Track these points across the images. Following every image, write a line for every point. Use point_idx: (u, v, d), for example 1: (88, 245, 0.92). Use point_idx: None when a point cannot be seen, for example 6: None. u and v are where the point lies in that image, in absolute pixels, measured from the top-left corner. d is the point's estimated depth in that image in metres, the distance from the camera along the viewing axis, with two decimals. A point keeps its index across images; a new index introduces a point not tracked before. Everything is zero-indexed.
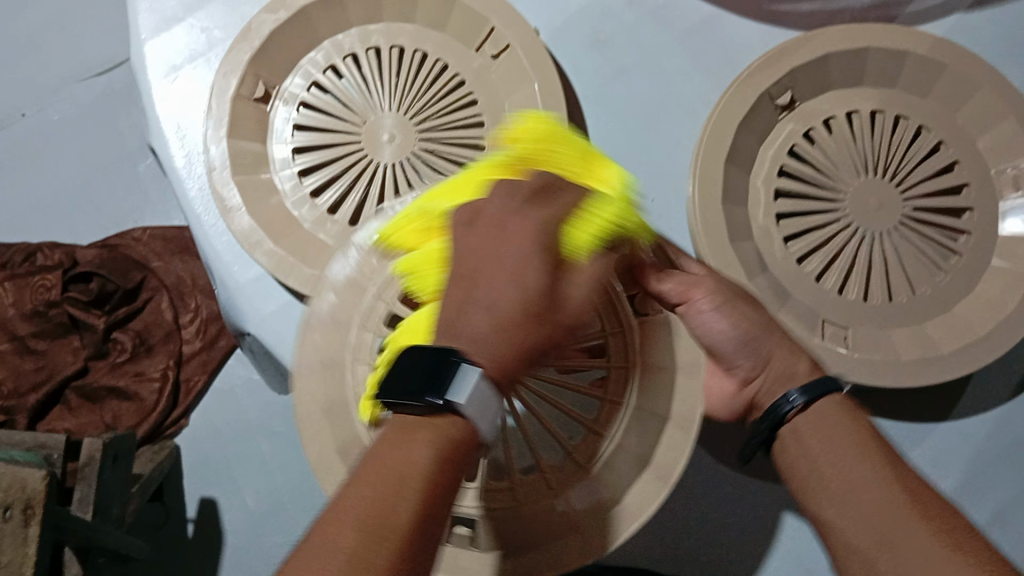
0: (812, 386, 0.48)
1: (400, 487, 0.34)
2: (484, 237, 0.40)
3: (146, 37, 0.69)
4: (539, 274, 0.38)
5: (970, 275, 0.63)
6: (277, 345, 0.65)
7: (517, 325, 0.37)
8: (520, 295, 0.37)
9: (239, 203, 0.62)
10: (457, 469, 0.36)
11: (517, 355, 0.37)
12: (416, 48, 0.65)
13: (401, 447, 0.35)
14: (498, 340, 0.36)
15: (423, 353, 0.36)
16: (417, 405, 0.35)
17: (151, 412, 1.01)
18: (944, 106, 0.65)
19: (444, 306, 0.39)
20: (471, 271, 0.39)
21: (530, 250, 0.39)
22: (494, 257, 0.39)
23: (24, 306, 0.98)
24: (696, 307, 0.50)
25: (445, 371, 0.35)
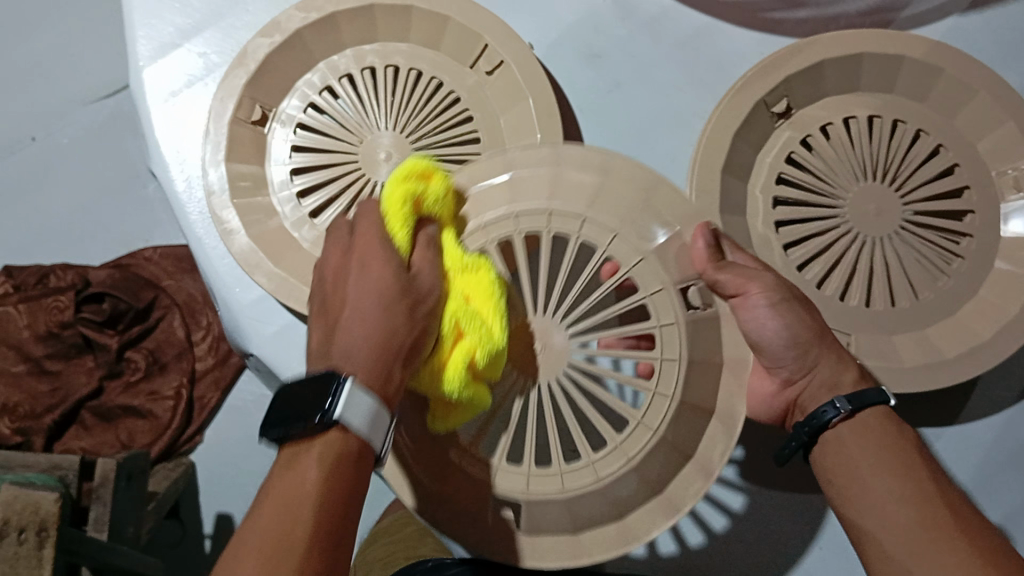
0: (852, 396, 0.51)
1: (294, 508, 0.41)
2: (356, 268, 0.48)
3: (144, 64, 0.69)
4: (395, 286, 0.47)
5: (974, 278, 0.63)
6: (280, 365, 0.66)
7: (387, 326, 0.46)
8: (382, 302, 0.46)
9: (239, 225, 0.63)
10: (347, 477, 0.42)
11: (389, 348, 0.46)
12: (411, 66, 0.65)
13: (293, 472, 0.42)
14: (375, 343, 0.45)
15: (303, 391, 0.43)
16: (308, 426, 0.42)
17: (166, 429, 1.02)
18: (941, 110, 0.65)
19: (339, 325, 0.47)
20: (342, 309, 0.48)
21: (382, 271, 0.47)
22: (357, 287, 0.47)
23: (39, 327, 0.99)
24: (752, 302, 0.52)
25: (324, 395, 0.43)
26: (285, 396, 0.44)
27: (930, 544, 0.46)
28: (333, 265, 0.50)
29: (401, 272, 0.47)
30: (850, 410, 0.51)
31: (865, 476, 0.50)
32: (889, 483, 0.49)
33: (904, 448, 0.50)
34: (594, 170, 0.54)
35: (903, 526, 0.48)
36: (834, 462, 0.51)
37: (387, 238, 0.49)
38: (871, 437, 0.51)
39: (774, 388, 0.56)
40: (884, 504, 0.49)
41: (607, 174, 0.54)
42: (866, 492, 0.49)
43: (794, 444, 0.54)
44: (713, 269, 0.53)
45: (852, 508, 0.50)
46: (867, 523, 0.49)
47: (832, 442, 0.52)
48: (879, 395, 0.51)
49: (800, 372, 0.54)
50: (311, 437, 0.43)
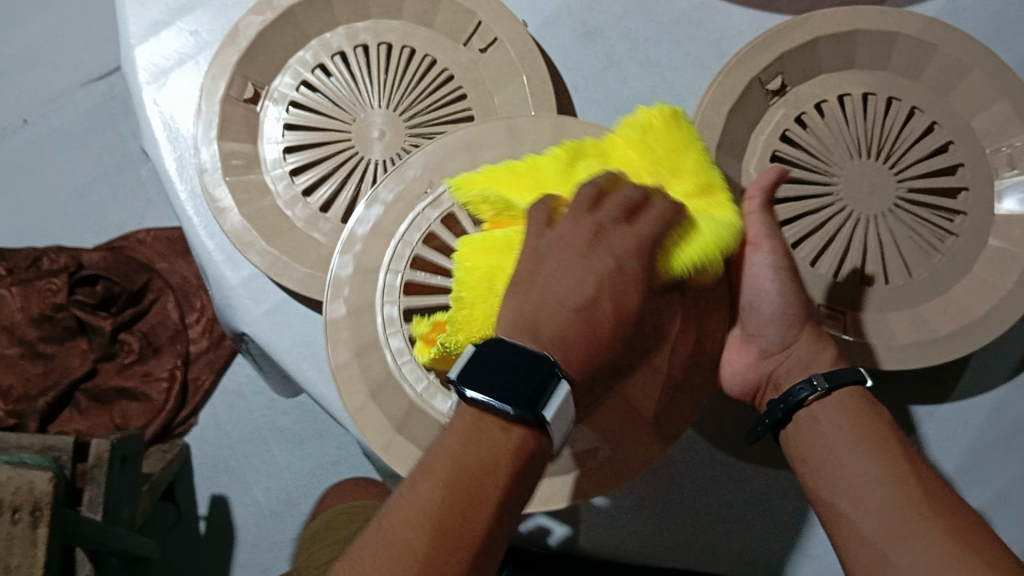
0: (829, 374, 0.52)
1: (484, 487, 0.40)
2: (569, 249, 0.45)
3: (135, 43, 0.69)
4: (633, 286, 0.44)
5: (968, 256, 0.63)
6: (274, 345, 0.65)
7: (596, 334, 0.43)
8: (613, 305, 0.44)
9: (231, 203, 0.63)
10: (531, 467, 0.42)
11: (595, 347, 0.43)
12: (404, 44, 0.65)
13: (484, 441, 0.41)
14: (581, 336, 0.43)
15: (505, 368, 0.41)
16: (505, 412, 0.41)
17: (160, 411, 1.03)
18: (935, 87, 0.65)
19: (527, 303, 0.44)
20: (533, 287, 0.44)
21: (625, 257, 0.44)
22: (569, 275, 0.44)
23: (32, 309, 0.98)
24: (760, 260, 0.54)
25: (543, 385, 0.41)
26: (482, 359, 0.42)
27: (905, 520, 0.46)
28: (545, 241, 0.46)
29: (643, 273, 0.45)
30: (828, 388, 0.52)
31: (839, 454, 0.50)
32: (862, 461, 0.49)
33: (879, 427, 0.50)
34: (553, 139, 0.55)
35: (876, 504, 0.47)
36: (810, 441, 0.52)
37: (603, 234, 0.45)
38: (844, 414, 0.51)
39: (752, 359, 0.56)
40: (858, 481, 0.48)
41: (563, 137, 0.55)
42: (841, 472, 0.49)
43: (766, 423, 0.54)
44: (762, 214, 0.54)
45: (823, 486, 0.50)
46: (838, 501, 0.49)
47: (807, 420, 0.52)
48: (855, 374, 0.52)
49: (779, 346, 0.55)
50: (507, 421, 0.42)
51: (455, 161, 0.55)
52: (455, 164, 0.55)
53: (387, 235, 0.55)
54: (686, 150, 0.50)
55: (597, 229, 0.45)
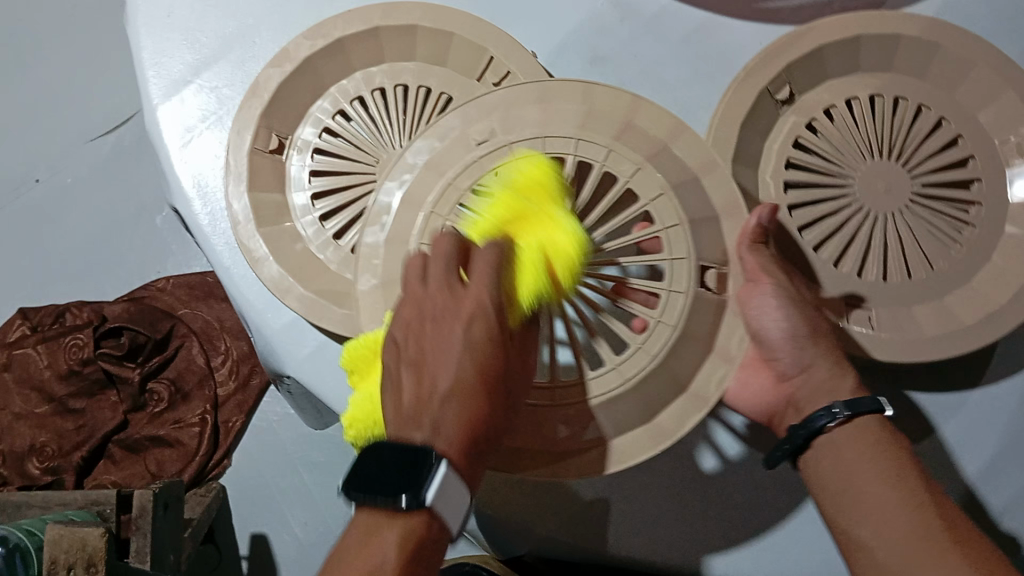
0: (850, 402, 0.55)
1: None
2: (443, 324, 0.47)
3: (158, 102, 0.71)
4: (490, 351, 0.46)
5: (985, 246, 0.64)
6: (316, 385, 0.67)
7: (476, 408, 0.45)
8: (476, 371, 0.46)
9: (266, 251, 0.64)
10: (425, 561, 0.43)
11: (478, 432, 0.45)
12: (420, 84, 0.67)
13: (369, 546, 0.42)
14: (464, 424, 0.45)
15: (387, 464, 0.43)
16: (395, 503, 0.42)
17: (194, 455, 1.04)
18: (941, 84, 0.67)
19: (410, 394, 0.46)
20: (422, 360, 0.47)
21: (473, 329, 0.46)
22: (442, 348, 0.46)
23: (59, 365, 1.00)
24: (764, 289, 0.56)
25: (420, 470, 0.42)
26: (367, 458, 0.44)
27: (918, 545, 0.49)
28: (432, 297, 0.48)
29: (495, 333, 0.46)
30: (848, 415, 0.54)
31: (859, 481, 0.52)
32: (881, 490, 0.51)
33: (898, 457, 0.53)
34: (623, 110, 0.55)
35: (890, 529, 0.50)
36: (828, 468, 0.55)
37: (456, 298, 0.47)
38: (865, 441, 0.54)
39: (772, 379, 0.61)
40: (875, 507, 0.51)
41: (632, 117, 0.55)
42: (858, 498, 0.52)
43: (784, 449, 0.57)
44: (751, 253, 0.56)
45: (841, 512, 0.53)
46: (859, 528, 0.52)
47: (828, 446, 0.55)
48: (875, 404, 0.55)
49: (796, 368, 0.59)
50: (394, 513, 0.43)
51: (565, 96, 0.55)
52: (521, 109, 0.55)
53: (417, 201, 0.54)
54: (532, 188, 0.50)
55: (455, 287, 0.47)
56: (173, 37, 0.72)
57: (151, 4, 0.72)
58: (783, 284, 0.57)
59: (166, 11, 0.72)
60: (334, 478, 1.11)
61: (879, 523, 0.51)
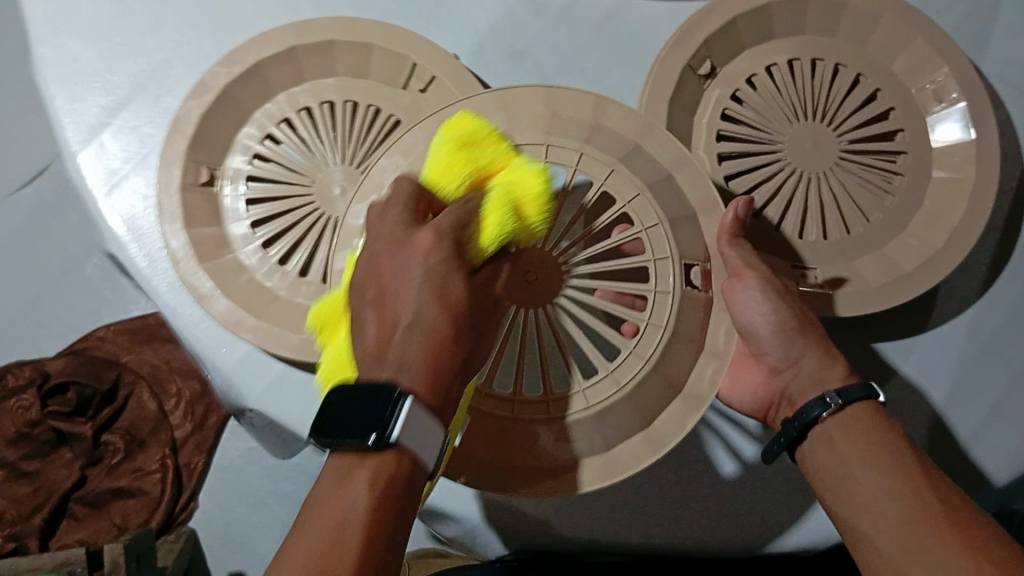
0: (840, 391, 0.55)
1: (345, 536, 0.40)
2: (388, 265, 0.45)
3: (77, 148, 0.69)
4: (451, 281, 0.45)
5: (916, 193, 0.66)
6: (280, 416, 0.66)
7: (436, 342, 0.43)
8: (438, 301, 0.44)
9: (212, 286, 0.63)
10: (396, 502, 0.41)
11: (443, 361, 0.43)
12: (346, 99, 0.66)
13: (339, 495, 0.41)
14: (432, 356, 0.43)
15: (357, 399, 0.41)
16: (362, 444, 0.41)
17: (158, 503, 1.02)
18: (852, 40, 0.68)
19: (371, 333, 0.44)
20: (383, 296, 0.45)
21: (430, 256, 0.45)
22: (401, 278, 0.45)
23: (8, 431, 0.98)
24: (744, 284, 0.57)
25: (387, 409, 0.40)
26: (336, 400, 0.42)
27: (922, 533, 0.48)
28: (384, 244, 0.47)
29: (450, 264, 0.45)
30: (841, 403, 0.54)
31: (855, 471, 0.52)
32: (878, 480, 0.51)
33: (892, 441, 0.53)
34: (597, 108, 0.55)
35: (891, 520, 0.50)
36: (825, 458, 0.54)
37: (404, 236, 0.46)
38: (860, 428, 0.54)
39: (762, 376, 0.61)
40: (877, 495, 0.51)
41: (555, 109, 0.55)
42: (857, 487, 0.52)
43: (782, 442, 0.57)
44: (730, 248, 0.57)
45: (841, 502, 0.53)
46: (859, 518, 0.52)
47: (823, 435, 0.55)
48: (866, 390, 0.55)
49: (785, 362, 0.59)
50: (364, 453, 0.41)
51: (523, 108, 0.55)
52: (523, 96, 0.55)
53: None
54: (485, 140, 0.51)
55: (403, 230, 0.46)
56: (85, 82, 0.70)
57: (58, 50, 0.70)
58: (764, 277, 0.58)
59: (74, 56, 0.70)
60: (306, 504, 1.10)
61: (880, 511, 0.51)
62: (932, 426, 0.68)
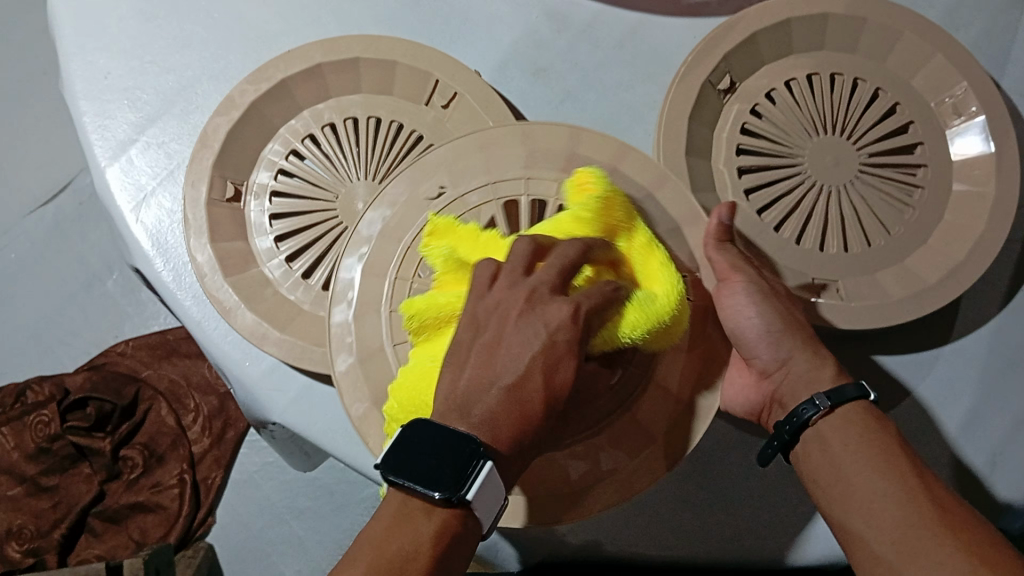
0: (831, 392, 0.55)
1: (406, 571, 0.41)
2: (508, 324, 0.47)
3: (106, 164, 0.70)
4: (564, 359, 0.45)
5: (936, 206, 0.67)
6: (303, 429, 0.67)
7: (524, 406, 0.44)
8: (546, 374, 0.45)
9: (236, 300, 0.63)
10: (454, 553, 0.43)
11: (528, 428, 0.44)
12: (370, 115, 0.67)
13: (403, 528, 0.43)
14: (518, 420, 0.44)
15: (433, 446, 0.43)
16: (429, 495, 0.42)
17: (177, 517, 1.03)
18: (872, 55, 0.69)
19: (467, 380, 0.46)
20: (496, 345, 0.46)
21: (558, 326, 0.46)
22: (518, 338, 0.46)
23: (27, 445, 0.99)
24: (732, 288, 0.57)
25: (466, 466, 0.42)
26: (407, 446, 0.43)
27: (913, 534, 0.48)
28: (486, 305, 0.48)
29: (574, 343, 0.46)
30: (831, 404, 0.55)
31: (848, 473, 0.52)
32: (871, 480, 0.51)
33: (884, 442, 0.53)
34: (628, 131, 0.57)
35: (883, 521, 0.50)
36: (819, 461, 0.54)
37: (534, 297, 0.47)
38: (853, 430, 0.54)
39: (753, 379, 0.61)
40: (870, 497, 0.51)
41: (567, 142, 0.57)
42: (850, 488, 0.52)
43: (777, 444, 0.58)
44: (718, 252, 0.57)
45: (834, 505, 0.53)
46: (852, 518, 0.52)
47: (816, 438, 0.55)
48: (858, 391, 0.55)
49: (775, 364, 0.58)
50: (431, 503, 0.43)
51: (501, 146, 0.57)
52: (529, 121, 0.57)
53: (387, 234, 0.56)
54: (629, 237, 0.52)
55: (532, 291, 0.47)
56: (113, 98, 0.71)
57: (87, 69, 0.72)
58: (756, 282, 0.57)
59: (103, 74, 0.72)
60: (323, 519, 1.11)
61: (872, 513, 0.50)
62: (951, 439, 0.68)
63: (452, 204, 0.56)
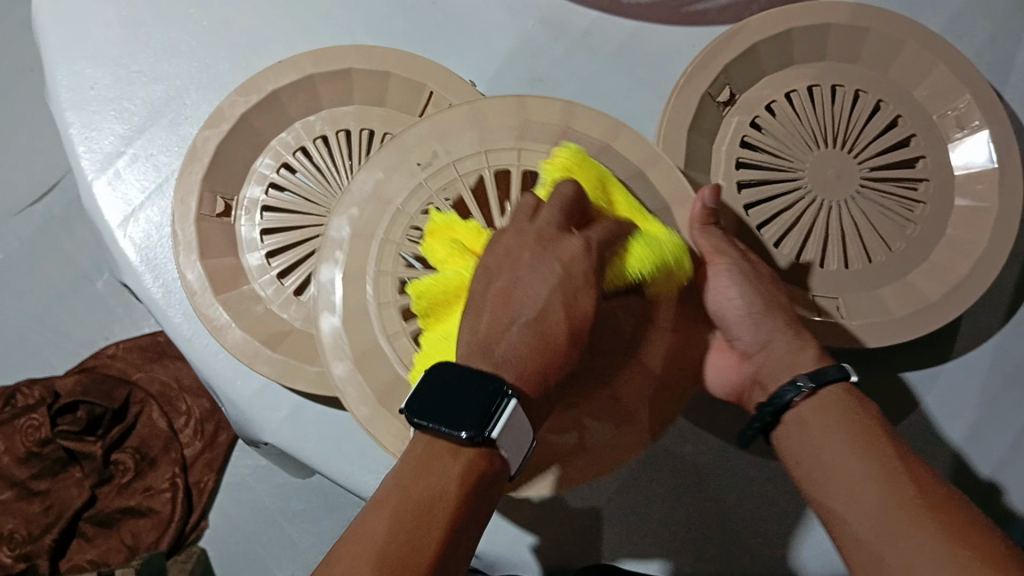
0: (813, 373, 0.53)
1: (430, 515, 0.39)
2: (520, 270, 0.47)
3: (92, 177, 0.69)
4: (585, 290, 0.46)
5: (938, 220, 0.66)
6: (297, 448, 0.66)
7: (542, 337, 0.45)
8: (566, 310, 0.45)
9: (228, 318, 0.62)
10: (479, 496, 0.41)
11: (553, 363, 0.45)
12: (363, 127, 0.66)
13: (424, 476, 0.40)
14: (538, 353, 0.44)
15: (457, 386, 0.41)
16: (454, 435, 0.41)
17: (168, 523, 1.00)
18: (875, 65, 0.68)
19: (487, 322, 0.45)
20: (511, 289, 0.46)
21: (572, 262, 0.46)
22: (531, 278, 0.46)
23: (19, 449, 0.96)
24: (715, 270, 0.55)
25: (493, 405, 0.41)
26: (431, 388, 0.42)
27: (898, 519, 0.46)
28: (494, 258, 0.48)
29: (590, 274, 0.47)
30: (812, 387, 0.52)
31: (829, 456, 0.50)
32: (851, 461, 0.49)
33: (868, 427, 0.50)
34: (603, 136, 0.56)
35: (869, 506, 0.47)
36: (800, 443, 0.52)
37: (551, 242, 0.47)
38: (834, 412, 0.51)
39: (733, 361, 0.58)
40: (852, 479, 0.49)
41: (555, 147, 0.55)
42: (833, 472, 0.50)
43: (756, 426, 0.55)
44: (712, 245, 0.55)
45: (819, 489, 0.51)
46: (833, 500, 0.49)
47: (796, 421, 0.53)
48: (841, 371, 0.53)
49: (756, 345, 0.56)
50: (457, 444, 0.41)
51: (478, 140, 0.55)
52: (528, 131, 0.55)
53: (366, 237, 0.54)
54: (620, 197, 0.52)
55: (553, 235, 0.47)
56: (100, 110, 0.70)
57: (72, 78, 0.70)
58: (758, 296, 0.55)
59: (89, 84, 0.70)
60: (317, 522, 1.09)
61: (856, 495, 0.48)
62: (955, 454, 0.67)
63: (444, 170, 0.55)
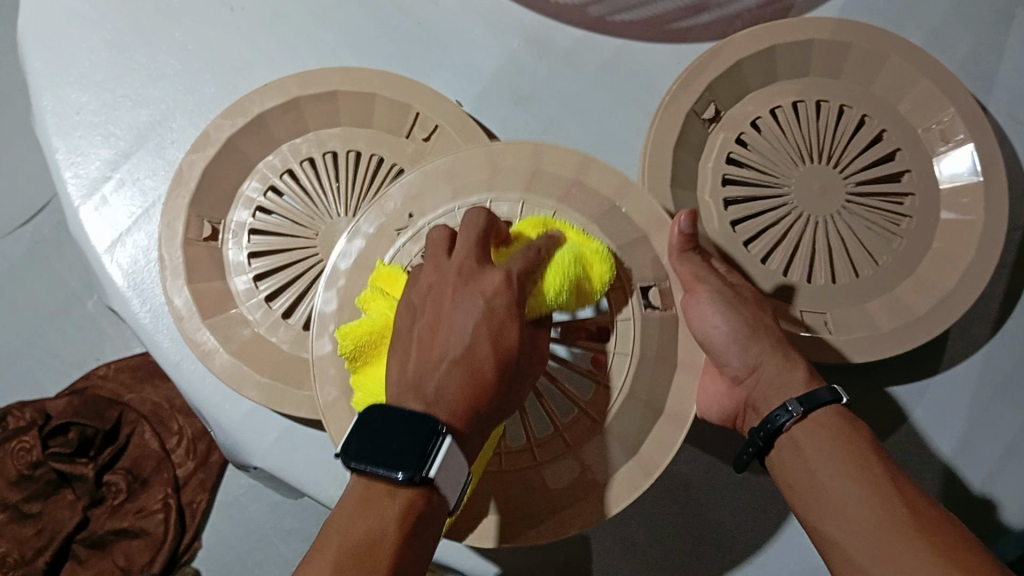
0: (804, 398, 0.52)
1: (373, 556, 0.39)
2: (444, 305, 0.46)
3: (78, 203, 0.69)
4: (508, 322, 0.46)
5: (925, 234, 0.66)
6: (287, 472, 0.65)
7: (476, 368, 0.44)
8: (492, 343, 0.45)
9: (215, 342, 0.62)
10: (419, 534, 0.41)
11: (482, 399, 0.44)
12: (349, 149, 0.66)
13: (366, 517, 0.40)
14: (468, 392, 0.43)
15: (391, 428, 0.41)
16: (392, 477, 0.40)
17: (162, 544, 0.97)
18: (857, 80, 0.68)
19: (416, 359, 0.45)
20: (436, 325, 0.46)
21: (493, 295, 0.46)
22: (454, 312, 0.46)
23: (9, 473, 0.95)
24: (698, 298, 0.55)
25: (431, 442, 0.40)
26: (366, 430, 0.41)
27: (890, 539, 0.45)
28: (420, 292, 0.48)
29: (512, 307, 0.46)
30: (803, 411, 0.51)
31: (822, 477, 0.49)
32: (845, 485, 0.48)
33: (860, 448, 0.50)
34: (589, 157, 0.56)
35: (860, 527, 0.47)
36: (793, 466, 0.51)
37: (471, 274, 0.47)
38: (825, 434, 0.51)
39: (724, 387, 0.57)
40: (844, 500, 0.48)
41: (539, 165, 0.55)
42: (825, 494, 0.49)
43: (751, 451, 0.54)
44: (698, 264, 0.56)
45: (811, 511, 0.50)
46: (828, 524, 0.48)
47: (789, 444, 0.52)
48: (833, 394, 0.52)
49: (747, 370, 0.56)
50: (394, 485, 0.41)
51: (469, 171, 0.55)
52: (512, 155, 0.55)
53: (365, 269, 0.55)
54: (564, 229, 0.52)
55: (474, 266, 0.47)
56: (85, 135, 0.70)
57: (57, 104, 0.71)
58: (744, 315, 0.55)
59: (76, 110, 0.71)
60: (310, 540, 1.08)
61: (848, 515, 0.47)
62: (946, 466, 0.68)
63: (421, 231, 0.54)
